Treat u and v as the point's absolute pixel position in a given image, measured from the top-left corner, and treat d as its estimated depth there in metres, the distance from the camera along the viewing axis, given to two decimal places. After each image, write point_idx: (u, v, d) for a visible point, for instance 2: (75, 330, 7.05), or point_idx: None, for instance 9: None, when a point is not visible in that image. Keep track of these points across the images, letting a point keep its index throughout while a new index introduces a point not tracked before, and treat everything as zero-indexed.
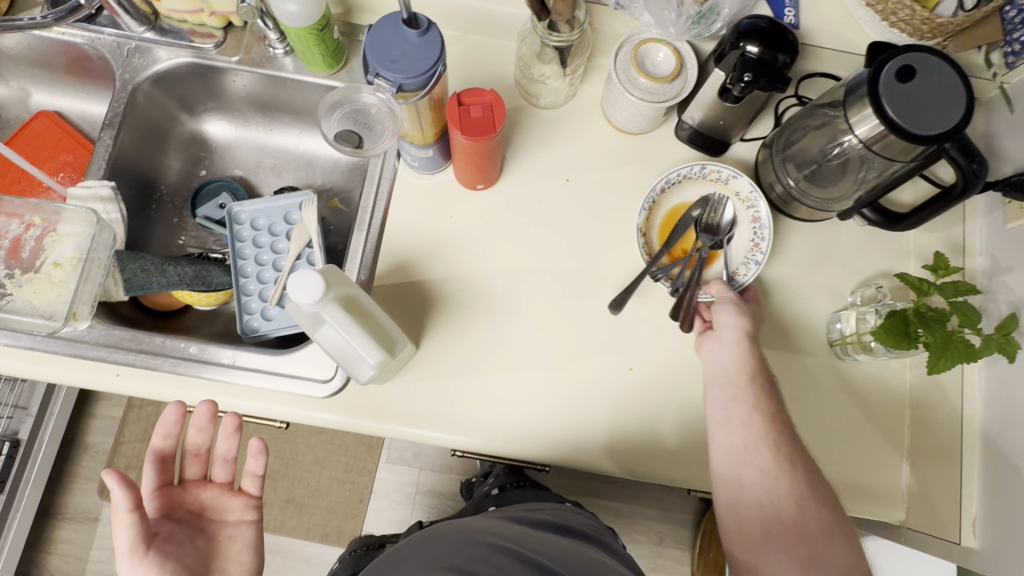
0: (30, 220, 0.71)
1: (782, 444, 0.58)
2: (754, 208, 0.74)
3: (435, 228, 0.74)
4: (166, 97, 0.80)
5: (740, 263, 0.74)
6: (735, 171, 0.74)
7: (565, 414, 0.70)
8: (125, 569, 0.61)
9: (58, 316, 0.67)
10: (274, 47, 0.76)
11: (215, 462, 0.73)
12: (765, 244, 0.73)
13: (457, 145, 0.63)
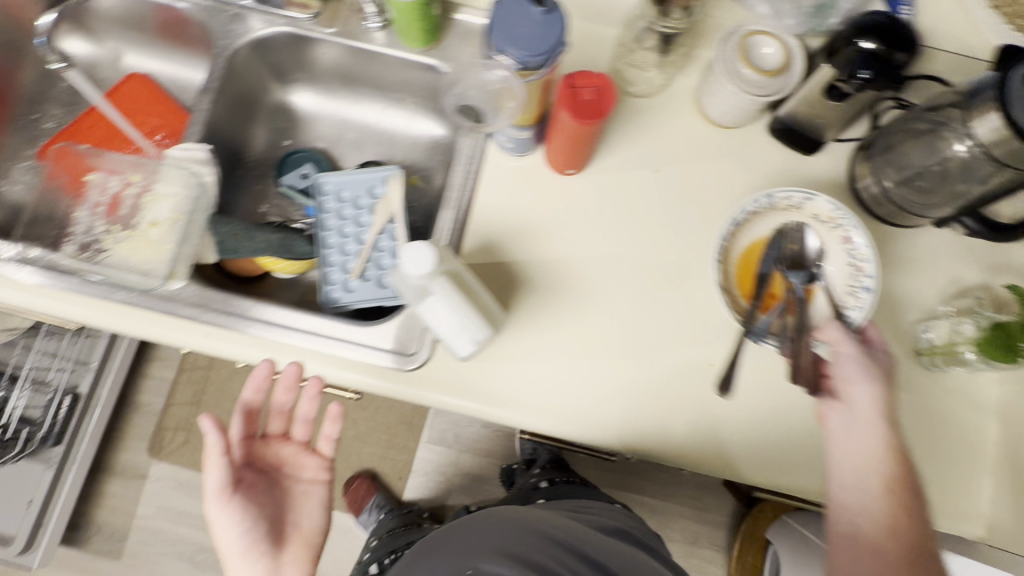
0: (129, 177, 0.73)
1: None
2: (842, 230, 0.70)
3: (523, 211, 0.74)
4: (258, 66, 0.81)
5: (846, 293, 0.69)
6: (807, 194, 0.71)
7: (645, 406, 0.70)
8: (215, 504, 0.71)
9: (156, 275, 0.68)
10: (369, 20, 0.76)
11: (295, 421, 0.81)
12: (869, 264, 0.68)
13: (562, 128, 0.63)
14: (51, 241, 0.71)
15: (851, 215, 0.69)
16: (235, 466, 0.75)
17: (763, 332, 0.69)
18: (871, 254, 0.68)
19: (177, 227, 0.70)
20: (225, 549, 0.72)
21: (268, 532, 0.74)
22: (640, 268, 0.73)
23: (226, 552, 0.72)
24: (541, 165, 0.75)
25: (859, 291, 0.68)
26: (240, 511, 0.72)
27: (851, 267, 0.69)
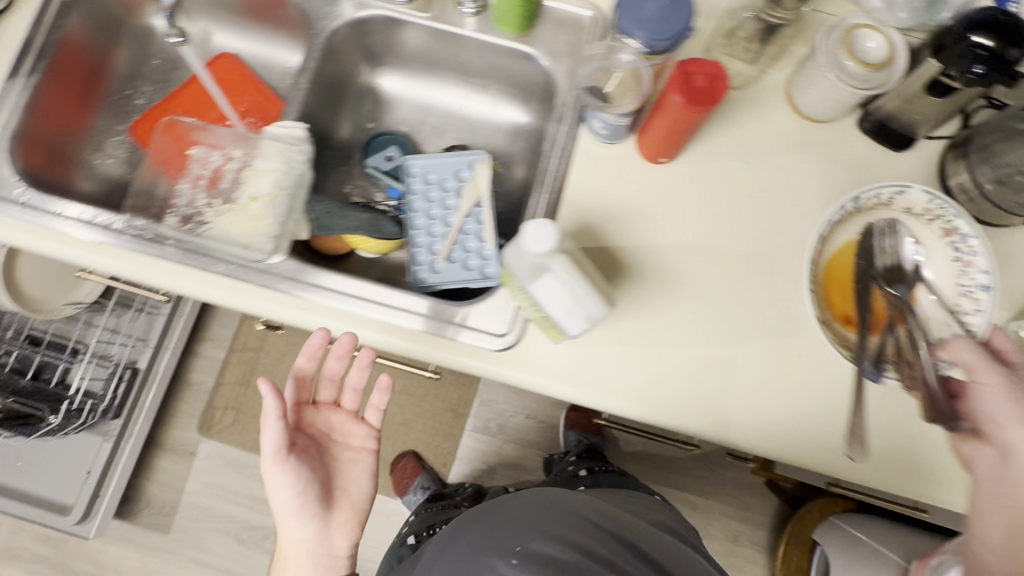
0: (231, 152, 0.74)
1: None
2: (945, 219, 0.70)
3: (614, 199, 0.74)
4: (351, 48, 0.82)
5: (958, 294, 0.69)
6: (901, 186, 0.70)
7: (739, 395, 0.70)
8: (271, 465, 0.75)
9: (257, 249, 0.70)
10: (463, 5, 0.76)
11: (345, 391, 0.84)
12: (980, 258, 0.68)
13: (668, 110, 0.63)
14: (154, 212, 0.72)
15: (950, 203, 0.69)
16: (289, 432, 0.79)
17: (878, 368, 0.66)
18: (980, 245, 0.68)
19: (280, 203, 0.71)
20: (280, 504, 0.78)
21: (319, 495, 0.79)
22: (729, 259, 0.74)
23: (280, 507, 0.78)
24: (632, 153, 0.75)
25: (973, 294, 0.68)
26: (293, 472, 0.76)
27: (958, 263, 0.69)
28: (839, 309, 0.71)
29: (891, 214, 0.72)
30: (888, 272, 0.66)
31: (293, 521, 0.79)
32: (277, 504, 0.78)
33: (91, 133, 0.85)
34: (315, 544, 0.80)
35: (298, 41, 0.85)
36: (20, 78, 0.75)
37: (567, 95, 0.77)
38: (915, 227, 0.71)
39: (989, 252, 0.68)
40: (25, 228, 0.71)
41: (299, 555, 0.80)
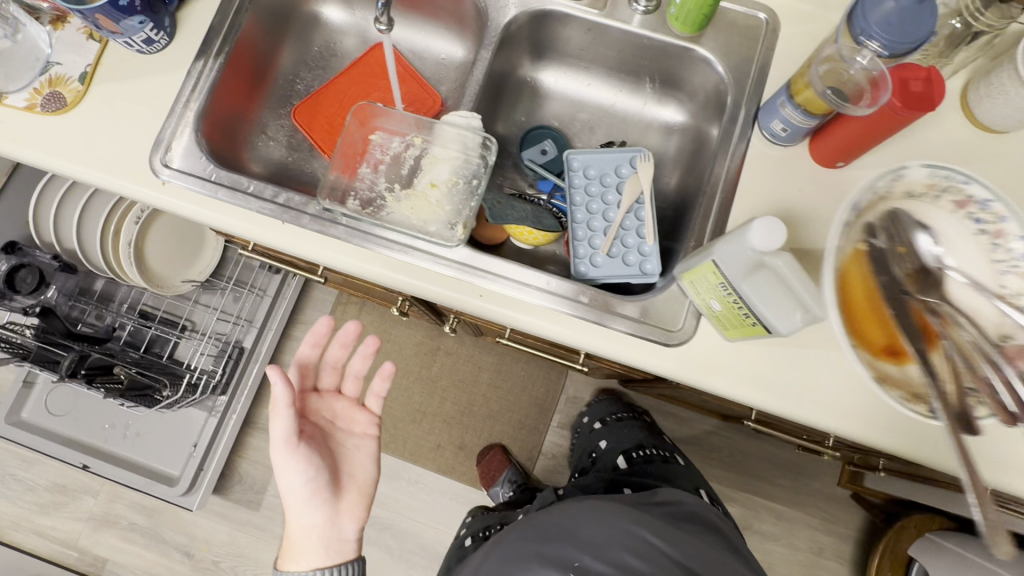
0: (411, 139, 0.77)
1: None
2: (954, 187, 0.65)
3: (788, 198, 0.74)
4: (518, 42, 0.84)
5: (998, 271, 0.65)
6: (868, 183, 0.65)
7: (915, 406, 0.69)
8: (282, 453, 0.72)
9: (450, 237, 0.71)
10: (637, 3, 0.78)
11: (346, 377, 0.87)
12: (1011, 224, 0.63)
13: (863, 124, 0.63)
14: (336, 194, 0.73)
15: (956, 170, 0.64)
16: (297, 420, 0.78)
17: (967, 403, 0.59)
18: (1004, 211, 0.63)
19: (460, 190, 0.74)
20: (288, 493, 0.75)
21: (330, 482, 0.78)
22: None
23: (289, 494, 0.75)
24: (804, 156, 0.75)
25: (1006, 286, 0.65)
26: (306, 459, 0.74)
27: (987, 236, 0.64)
28: (875, 341, 0.65)
29: (898, 201, 0.67)
30: (915, 275, 0.64)
31: (302, 508, 0.76)
32: (286, 491, 0.75)
33: (256, 119, 0.88)
34: (321, 531, 0.77)
35: (463, 38, 0.88)
36: (207, 62, 0.78)
37: (737, 95, 0.78)
38: (922, 209, 0.66)
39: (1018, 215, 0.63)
40: (214, 207, 0.75)
41: (308, 542, 0.76)
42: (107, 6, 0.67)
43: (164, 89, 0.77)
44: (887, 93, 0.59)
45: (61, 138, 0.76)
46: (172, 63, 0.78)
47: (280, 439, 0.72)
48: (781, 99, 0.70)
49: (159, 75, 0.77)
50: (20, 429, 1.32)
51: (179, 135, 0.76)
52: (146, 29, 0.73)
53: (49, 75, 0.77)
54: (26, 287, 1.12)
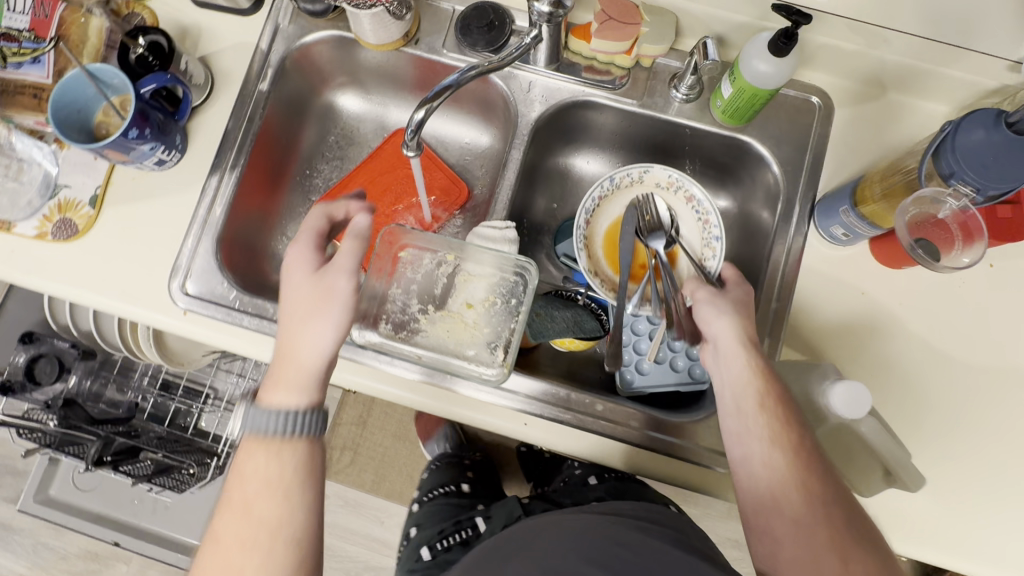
0: (443, 256, 0.72)
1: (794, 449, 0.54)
2: (684, 186, 0.75)
3: (845, 304, 0.69)
4: (550, 130, 0.78)
5: (704, 248, 0.74)
6: (644, 167, 0.76)
7: (1002, 533, 0.63)
8: (342, 284, 0.58)
9: (493, 366, 0.67)
10: (677, 90, 0.72)
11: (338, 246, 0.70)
12: (713, 218, 0.73)
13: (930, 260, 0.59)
14: (368, 320, 0.68)
15: (684, 175, 0.74)
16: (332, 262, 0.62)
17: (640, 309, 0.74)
18: (711, 206, 0.73)
19: (498, 310, 0.69)
20: (314, 314, 0.58)
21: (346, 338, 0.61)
22: (972, 366, 0.67)
23: (306, 316, 0.58)
24: (863, 254, 0.70)
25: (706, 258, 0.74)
26: (353, 287, 0.58)
27: (701, 222, 0.75)
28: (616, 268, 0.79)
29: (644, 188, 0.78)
30: (650, 224, 0.75)
31: (315, 331, 0.58)
32: (308, 311, 0.58)
33: (275, 219, 0.83)
34: (315, 365, 0.57)
35: (490, 124, 0.83)
36: (223, 176, 0.74)
37: (790, 190, 0.72)
38: (670, 200, 0.77)
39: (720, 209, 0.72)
40: (241, 336, 0.71)
41: (302, 372, 0.57)
42: (116, 143, 0.63)
43: (181, 208, 0.73)
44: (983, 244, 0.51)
45: (75, 269, 0.71)
46: (187, 180, 0.74)
47: (341, 261, 0.59)
48: (842, 207, 0.63)
49: (174, 193, 0.73)
50: (52, 507, 1.32)
51: (197, 258, 0.72)
52: (157, 152, 0.69)
53: (57, 199, 0.72)
54: (47, 376, 1.15)
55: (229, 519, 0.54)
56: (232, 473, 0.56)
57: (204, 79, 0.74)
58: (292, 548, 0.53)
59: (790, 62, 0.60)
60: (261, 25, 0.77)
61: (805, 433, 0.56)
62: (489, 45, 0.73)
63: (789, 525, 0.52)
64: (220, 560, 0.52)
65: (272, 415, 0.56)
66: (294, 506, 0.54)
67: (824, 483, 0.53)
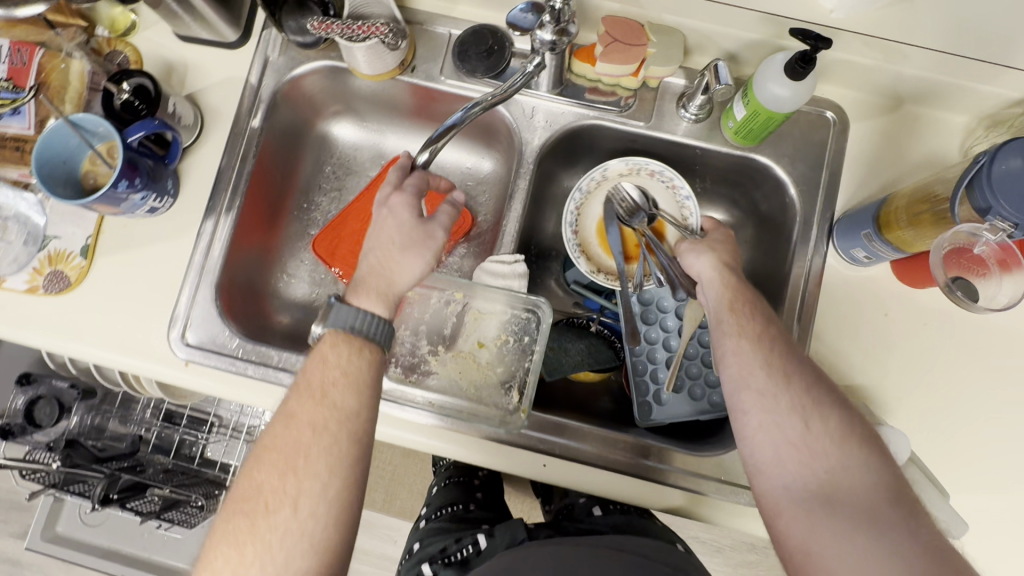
0: (451, 295, 0.72)
1: (777, 360, 0.53)
2: (643, 165, 0.72)
3: (870, 328, 0.67)
4: (554, 154, 0.75)
5: (681, 211, 0.72)
6: (600, 168, 0.74)
7: None
8: (441, 236, 0.60)
9: (508, 406, 0.66)
10: (686, 110, 0.70)
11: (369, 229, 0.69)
12: (678, 180, 0.71)
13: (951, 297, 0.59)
14: None
15: (642, 157, 0.72)
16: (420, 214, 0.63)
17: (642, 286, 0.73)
18: (672, 171, 0.71)
19: (510, 348, 0.69)
20: (415, 245, 0.58)
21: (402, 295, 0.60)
22: (1006, 392, 0.65)
23: (406, 245, 0.58)
24: (887, 276, 0.67)
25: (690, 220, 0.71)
26: (446, 238, 0.60)
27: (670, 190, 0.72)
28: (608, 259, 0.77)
29: (610, 183, 0.75)
30: (629, 211, 0.73)
31: (412, 263, 0.58)
32: (409, 240, 0.58)
33: (274, 256, 0.80)
34: (401, 290, 0.57)
35: (492, 148, 0.80)
36: (218, 220, 0.71)
37: (807, 211, 0.69)
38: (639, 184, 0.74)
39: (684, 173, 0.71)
40: (245, 385, 0.69)
41: (391, 289, 0.56)
42: (105, 195, 0.60)
43: (176, 255, 0.70)
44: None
45: (68, 324, 0.69)
46: (180, 225, 0.71)
47: (442, 215, 0.61)
48: (865, 232, 0.61)
49: (168, 238, 0.71)
50: (59, 544, 1.30)
51: (195, 307, 0.69)
52: (148, 200, 0.66)
53: (47, 251, 0.69)
54: (47, 419, 1.11)
55: (301, 400, 0.51)
56: (309, 359, 0.53)
57: (193, 118, 0.71)
58: (356, 440, 0.51)
59: (808, 84, 0.57)
60: (249, 58, 0.73)
61: (767, 318, 0.57)
62: (489, 71, 0.70)
63: (753, 397, 0.52)
64: (288, 437, 0.49)
65: (359, 314, 0.54)
66: (367, 401, 0.52)
67: (786, 357, 0.54)
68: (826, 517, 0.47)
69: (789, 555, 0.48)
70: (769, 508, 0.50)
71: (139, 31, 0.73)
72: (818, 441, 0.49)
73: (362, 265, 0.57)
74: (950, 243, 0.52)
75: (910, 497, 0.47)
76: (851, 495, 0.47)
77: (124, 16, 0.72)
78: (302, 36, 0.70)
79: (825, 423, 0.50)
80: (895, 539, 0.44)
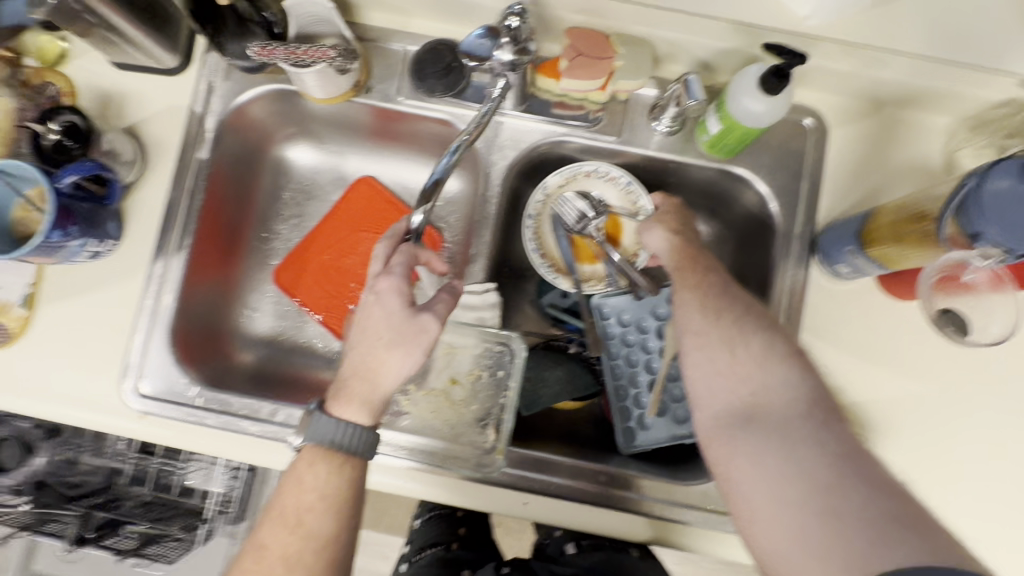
0: None
1: (714, 300, 0.52)
2: (580, 172, 0.70)
3: (857, 343, 0.64)
4: (523, 172, 0.72)
5: (629, 200, 0.71)
6: (539, 187, 0.72)
7: None
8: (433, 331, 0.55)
9: (486, 443, 0.63)
10: (658, 123, 0.66)
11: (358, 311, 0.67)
12: (616, 169, 0.70)
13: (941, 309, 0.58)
14: None
15: (575, 165, 0.70)
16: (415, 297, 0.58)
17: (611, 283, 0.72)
18: (608, 165, 0.70)
19: (485, 384, 0.66)
20: (403, 340, 0.53)
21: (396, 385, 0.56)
22: (999, 404, 0.62)
23: (393, 341, 0.53)
24: (872, 288, 0.65)
25: (640, 204, 0.70)
26: (439, 331, 0.55)
27: (614, 182, 0.71)
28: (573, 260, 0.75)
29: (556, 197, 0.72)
30: (579, 220, 0.71)
31: (399, 362, 0.53)
32: (399, 336, 0.53)
33: (234, 290, 0.76)
34: (386, 392, 0.53)
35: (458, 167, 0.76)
36: (168, 261, 0.67)
37: (788, 223, 0.66)
38: (587, 187, 0.71)
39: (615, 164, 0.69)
40: (206, 436, 0.65)
41: (376, 392, 0.52)
42: (37, 247, 0.56)
43: (124, 300, 0.66)
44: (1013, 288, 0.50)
45: (11, 379, 0.64)
46: (129, 268, 0.67)
47: (437, 304, 0.56)
48: (849, 247, 0.58)
49: (115, 282, 0.66)
50: None
51: (149, 355, 0.65)
52: (88, 246, 0.62)
53: None
54: (11, 461, 1.07)
55: (275, 530, 0.50)
56: (285, 478, 0.51)
57: (133, 153, 0.66)
58: (331, 570, 0.50)
59: (784, 98, 0.54)
60: (192, 85, 0.69)
61: (706, 257, 0.56)
62: (448, 90, 0.66)
63: (690, 338, 0.52)
64: (259, 571, 0.49)
65: (339, 428, 0.51)
66: (343, 526, 0.51)
67: (723, 298, 0.52)
68: (744, 435, 0.47)
69: (717, 475, 0.49)
70: (703, 436, 0.51)
71: (70, 60, 0.68)
72: (744, 365, 0.49)
73: (348, 362, 0.54)
74: (937, 272, 0.51)
75: (831, 408, 0.47)
76: (779, 418, 0.47)
77: (51, 44, 0.67)
78: (245, 60, 0.65)
79: (752, 347, 0.50)
80: (806, 451, 0.45)
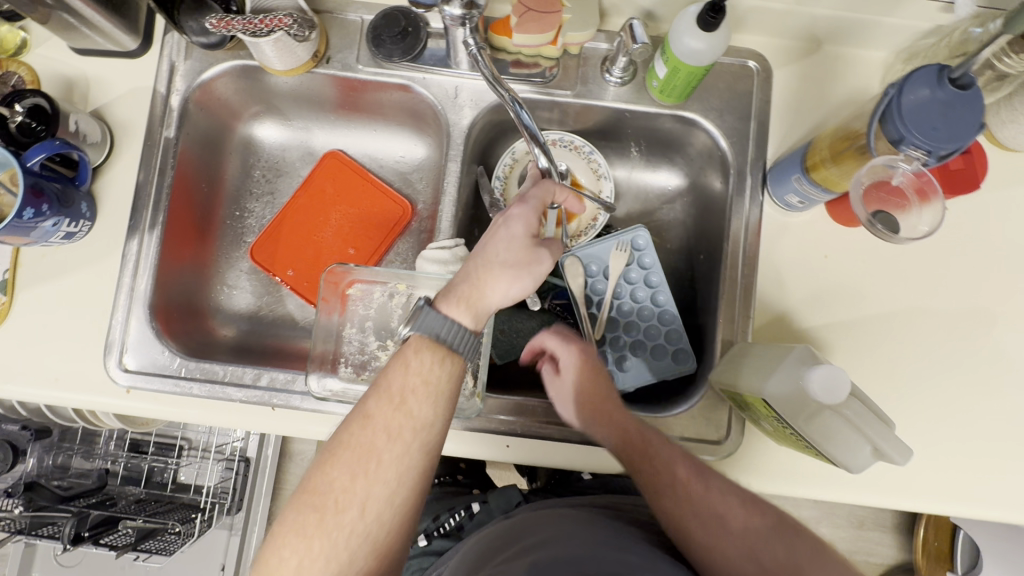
0: (394, 287, 0.69)
1: (689, 473, 0.55)
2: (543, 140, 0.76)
3: (809, 269, 0.67)
4: (485, 134, 0.74)
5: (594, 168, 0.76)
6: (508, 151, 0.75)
7: (988, 476, 0.62)
8: (540, 269, 0.57)
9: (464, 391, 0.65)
10: (610, 74, 0.69)
11: (351, 281, 0.69)
12: (578, 140, 0.76)
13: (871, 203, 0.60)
14: (327, 364, 0.66)
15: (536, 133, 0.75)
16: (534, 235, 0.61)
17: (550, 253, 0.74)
18: (569, 134, 0.76)
19: None
20: (517, 266, 0.56)
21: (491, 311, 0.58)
22: (944, 318, 0.65)
23: (511, 262, 0.56)
24: (822, 217, 0.68)
25: (601, 171, 0.76)
26: (548, 270, 0.58)
27: (576, 150, 0.76)
28: None
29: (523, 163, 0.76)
30: None
31: (509, 284, 0.56)
32: (516, 260, 0.56)
33: (209, 269, 0.78)
34: (490, 308, 0.56)
35: (423, 135, 0.80)
36: (143, 238, 0.68)
37: (739, 161, 0.69)
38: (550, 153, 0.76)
39: (578, 133, 0.76)
40: (197, 399, 0.66)
41: (482, 300, 0.55)
42: (10, 226, 0.57)
43: (104, 278, 0.67)
44: (939, 198, 0.54)
45: None
46: (102, 249, 0.68)
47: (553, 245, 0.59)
48: (795, 174, 0.61)
49: (91, 263, 0.68)
50: None
51: (131, 330, 0.67)
52: (62, 226, 0.63)
53: None
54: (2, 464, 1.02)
55: (379, 402, 0.51)
56: (391, 360, 0.53)
57: (100, 135, 0.67)
58: (427, 450, 0.52)
59: (722, 36, 0.57)
60: (154, 66, 0.70)
61: (651, 434, 0.59)
62: (406, 54, 0.68)
63: (686, 520, 0.53)
64: (364, 437, 0.50)
65: (445, 323, 0.53)
66: (443, 410, 0.52)
67: (690, 468, 0.56)
68: None
69: None
70: None
71: (31, 49, 0.69)
72: (748, 534, 0.51)
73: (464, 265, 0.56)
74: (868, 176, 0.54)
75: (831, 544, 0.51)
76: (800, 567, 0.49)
77: (13, 34, 0.68)
78: (206, 36, 0.67)
79: (734, 497, 0.54)
80: None
